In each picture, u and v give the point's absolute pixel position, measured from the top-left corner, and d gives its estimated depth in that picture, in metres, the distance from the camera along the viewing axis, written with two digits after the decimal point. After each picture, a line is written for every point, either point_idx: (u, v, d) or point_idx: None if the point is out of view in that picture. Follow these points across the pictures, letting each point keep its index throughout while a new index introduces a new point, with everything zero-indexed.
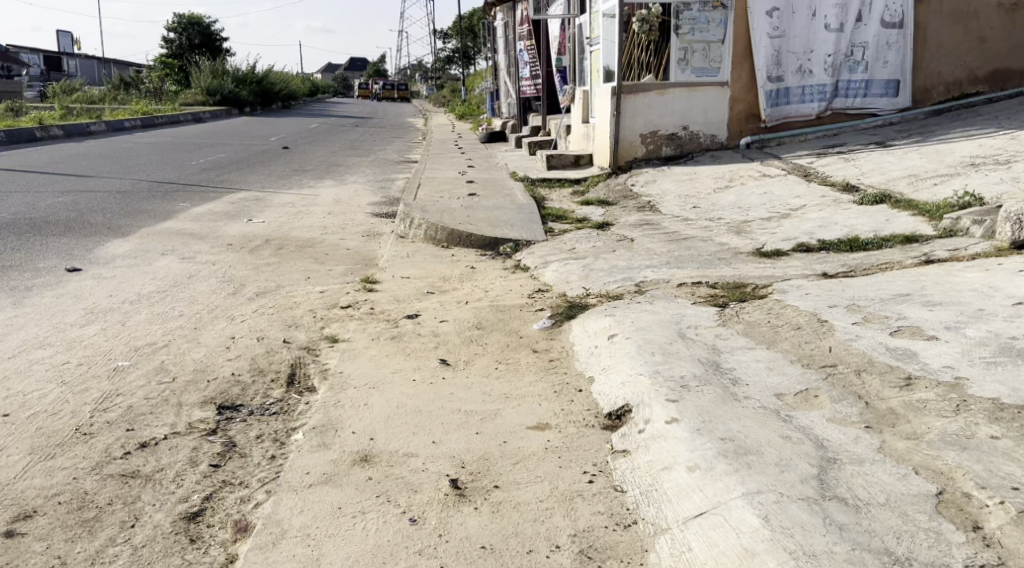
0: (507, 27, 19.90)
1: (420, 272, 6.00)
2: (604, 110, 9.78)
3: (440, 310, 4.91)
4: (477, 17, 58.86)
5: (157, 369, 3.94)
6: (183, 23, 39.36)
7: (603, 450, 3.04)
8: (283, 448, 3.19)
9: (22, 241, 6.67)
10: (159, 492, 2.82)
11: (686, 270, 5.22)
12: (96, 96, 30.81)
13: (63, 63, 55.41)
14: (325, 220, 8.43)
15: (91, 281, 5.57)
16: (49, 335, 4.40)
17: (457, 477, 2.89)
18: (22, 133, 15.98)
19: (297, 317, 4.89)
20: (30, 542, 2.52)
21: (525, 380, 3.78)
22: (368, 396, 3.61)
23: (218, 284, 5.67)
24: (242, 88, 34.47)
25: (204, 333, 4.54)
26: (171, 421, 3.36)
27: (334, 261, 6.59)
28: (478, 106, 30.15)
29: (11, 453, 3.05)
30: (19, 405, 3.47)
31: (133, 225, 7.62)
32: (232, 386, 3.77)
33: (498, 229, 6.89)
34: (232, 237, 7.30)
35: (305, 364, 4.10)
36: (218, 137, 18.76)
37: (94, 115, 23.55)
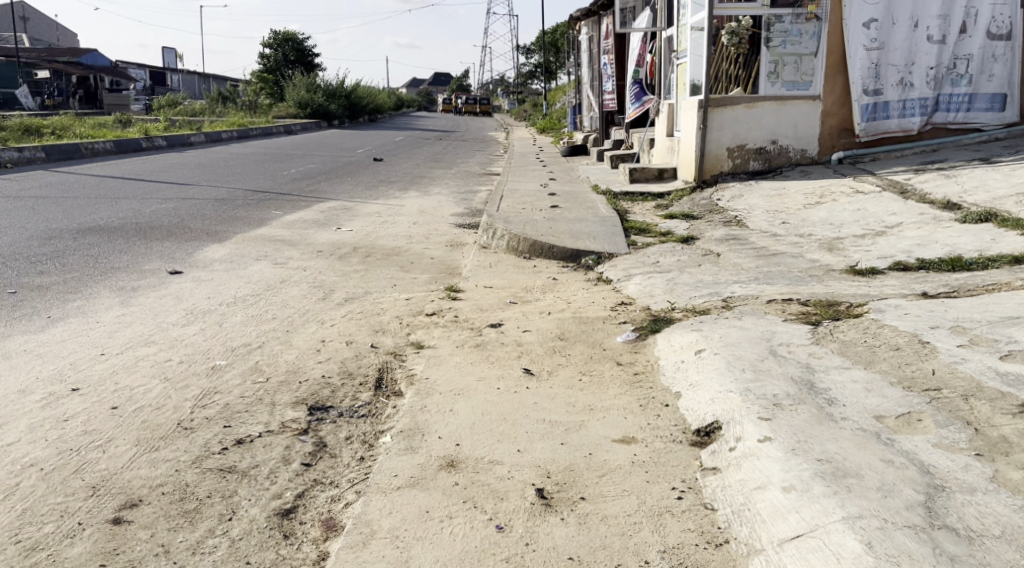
0: (591, 41, 19.89)
1: (503, 282, 6.03)
2: (689, 124, 9.68)
3: (523, 321, 4.91)
4: (560, 32, 59.10)
5: (252, 369, 4.07)
6: (280, 39, 40.92)
7: (691, 467, 2.98)
8: (371, 450, 3.24)
9: (128, 245, 7.01)
10: (255, 487, 2.91)
11: (776, 286, 5.10)
12: (196, 109, 32.25)
13: (167, 79, 58.19)
14: (410, 230, 8.57)
15: (191, 284, 5.80)
16: (152, 333, 4.61)
17: (543, 486, 2.88)
18: (129, 143, 16.83)
19: (383, 323, 4.98)
20: (136, 530, 2.63)
21: (609, 393, 3.74)
22: (454, 402, 3.64)
23: (310, 289, 5.83)
24: (332, 101, 35.50)
25: (296, 336, 4.67)
26: (265, 420, 3.46)
27: (418, 269, 6.69)
28: (559, 120, 30.20)
29: (119, 443, 3.19)
30: (126, 399, 3.63)
31: (230, 231, 7.90)
32: (322, 388, 3.86)
33: (580, 241, 6.87)
34: (322, 245, 7.50)
35: (392, 369, 4.17)
36: (309, 148, 19.35)
37: (194, 126, 24.61)
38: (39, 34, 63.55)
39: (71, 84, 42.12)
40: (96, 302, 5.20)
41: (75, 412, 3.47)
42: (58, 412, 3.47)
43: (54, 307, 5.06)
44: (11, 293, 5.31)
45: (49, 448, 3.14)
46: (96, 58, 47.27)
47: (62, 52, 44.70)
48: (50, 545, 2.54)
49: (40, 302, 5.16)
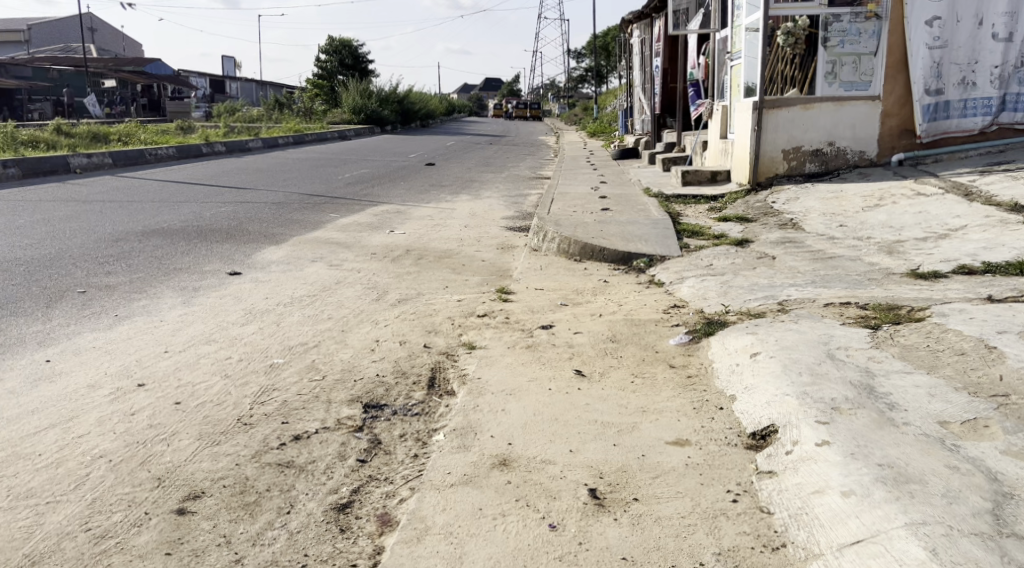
0: (643, 44, 19.78)
1: (554, 284, 6.03)
2: (743, 125, 9.56)
3: (574, 323, 4.91)
4: (611, 35, 58.95)
5: (309, 367, 4.14)
6: (336, 46, 41.75)
7: (747, 470, 2.93)
8: (425, 447, 3.28)
9: (190, 247, 7.20)
10: (312, 482, 2.96)
11: (834, 290, 5.00)
12: (254, 115, 33.00)
13: (227, 87, 59.67)
14: (462, 233, 8.63)
15: (250, 284, 5.94)
16: (213, 332, 4.72)
17: (596, 486, 2.88)
18: (191, 148, 17.30)
19: (436, 324, 5.03)
20: (199, 520, 2.69)
21: (662, 396, 3.71)
22: (505, 402, 3.65)
23: (364, 290, 5.91)
24: (385, 107, 35.96)
25: (351, 335, 4.74)
26: (322, 416, 3.53)
27: (470, 271, 6.73)
28: (610, 123, 30.07)
29: (183, 437, 3.28)
30: (189, 394, 3.73)
31: (287, 234, 8.06)
32: (377, 386, 3.91)
33: (632, 244, 6.83)
34: (376, 247, 7.60)
35: (445, 369, 4.21)
36: (362, 153, 19.65)
37: (253, 132, 25.16)
38: (106, 45, 65.72)
39: (136, 93, 43.48)
40: (160, 302, 5.35)
41: (141, 407, 3.58)
42: (125, 406, 3.58)
43: (121, 306, 5.22)
44: (80, 293, 5.50)
45: (118, 440, 3.24)
46: (160, 67, 48.72)
47: (128, 61, 46.14)
48: (119, 533, 2.62)
49: (107, 301, 5.33)
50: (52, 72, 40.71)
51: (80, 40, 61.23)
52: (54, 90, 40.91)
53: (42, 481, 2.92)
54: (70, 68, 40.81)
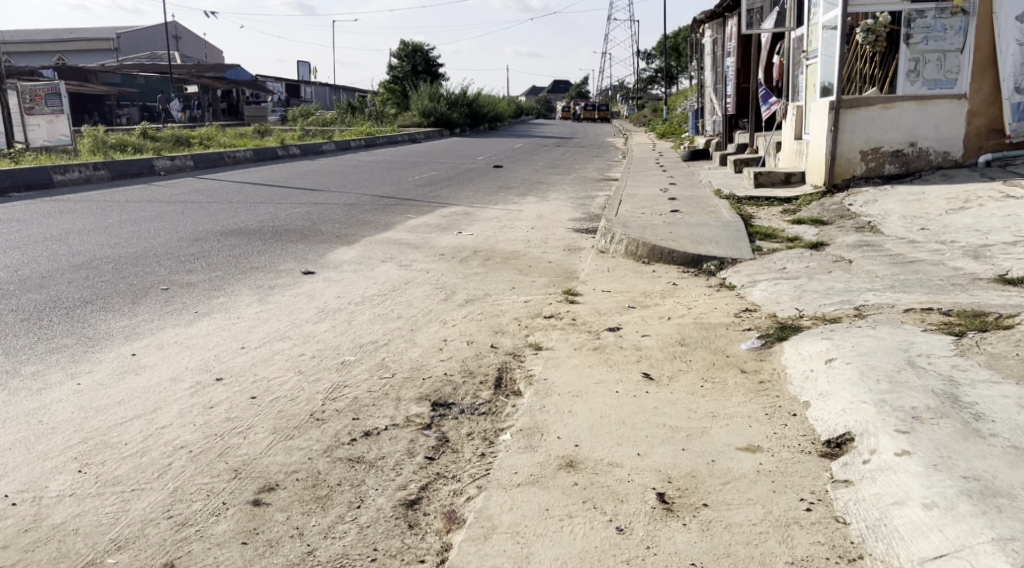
0: (715, 44, 19.50)
1: (622, 286, 5.98)
2: (819, 126, 9.30)
3: (642, 325, 4.86)
4: (683, 36, 58.18)
5: (379, 365, 4.20)
6: (408, 50, 42.52)
7: (821, 478, 2.85)
8: (492, 447, 3.29)
9: (266, 246, 7.40)
10: (381, 478, 3.00)
11: (915, 295, 4.83)
12: (328, 119, 33.78)
13: (302, 92, 61.16)
14: (529, 234, 8.63)
15: (323, 283, 6.06)
16: (287, 329, 4.84)
17: (664, 490, 2.84)
18: (267, 151, 17.79)
19: (503, 324, 5.04)
20: (273, 512, 2.76)
21: (732, 401, 3.64)
22: (572, 403, 3.64)
23: (432, 290, 5.97)
24: (454, 109, 36.31)
25: (420, 334, 4.80)
26: (391, 413, 3.57)
27: (537, 273, 6.73)
28: (680, 125, 29.73)
29: (258, 431, 3.37)
30: (264, 389, 3.83)
31: (358, 234, 8.21)
32: (445, 385, 3.95)
33: (702, 246, 6.72)
34: (444, 248, 7.67)
35: (512, 369, 4.21)
36: (433, 155, 19.88)
37: (327, 135, 25.78)
38: (191, 53, 68.22)
39: (217, 97, 44.96)
40: (237, 299, 5.51)
41: (219, 400, 3.69)
42: (205, 399, 3.70)
43: (201, 303, 5.40)
44: (163, 289, 5.70)
45: (198, 432, 3.34)
46: (239, 73, 50.30)
47: (210, 67, 47.81)
48: (198, 522, 2.70)
49: (188, 298, 5.52)
50: (139, 79, 42.52)
51: (165, 47, 63.68)
52: (142, 96, 42.74)
53: (127, 469, 3.03)
54: (156, 75, 42.51)
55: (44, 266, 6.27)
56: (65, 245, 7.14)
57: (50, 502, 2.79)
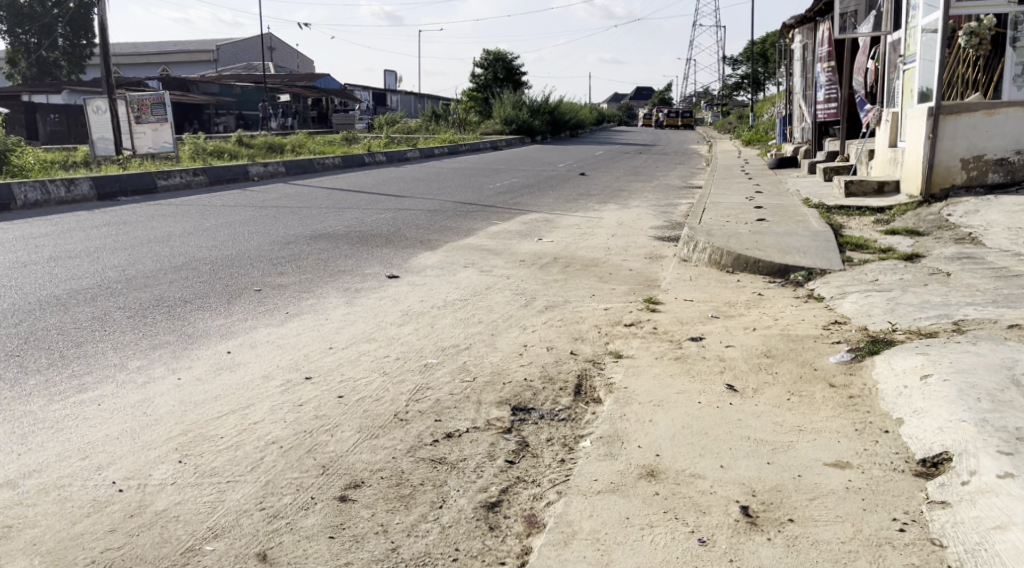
0: (804, 49, 19.03)
1: (705, 296, 5.89)
2: (916, 133, 8.96)
3: (726, 336, 4.77)
4: (771, 41, 56.82)
5: (460, 368, 4.26)
6: (491, 59, 43.06)
7: (915, 498, 2.74)
8: (572, 453, 3.29)
9: (353, 250, 7.59)
10: (463, 479, 3.04)
11: (1019, 310, 4.61)
12: (412, 126, 34.42)
13: (388, 100, 62.46)
14: (609, 242, 8.59)
15: (407, 287, 6.18)
16: (373, 330, 4.96)
17: (748, 504, 2.78)
18: (354, 158, 18.24)
19: (583, 331, 5.04)
20: (359, 508, 2.83)
21: (820, 415, 3.54)
22: (653, 412, 3.61)
23: (513, 296, 6.01)
24: (536, 117, 36.46)
25: (500, 339, 4.84)
26: (472, 416, 3.62)
27: (617, 280, 6.70)
28: (766, 132, 29.06)
29: (345, 429, 3.46)
30: (351, 389, 3.93)
31: (440, 240, 8.33)
32: (525, 390, 3.97)
33: (789, 256, 6.56)
34: (525, 254, 7.72)
35: (592, 377, 4.20)
36: (515, 163, 20.01)
37: (411, 143, 26.27)
38: (284, 63, 70.66)
39: (307, 106, 46.36)
40: (325, 302, 5.67)
41: (308, 398, 3.80)
42: (295, 397, 3.82)
43: (291, 304, 5.57)
44: (257, 291, 5.91)
45: (288, 428, 3.46)
46: (329, 82, 51.74)
47: (301, 77, 49.39)
48: (288, 515, 2.79)
49: (280, 299, 5.71)
50: (236, 89, 44.28)
51: (259, 58, 65.99)
52: (238, 105, 44.47)
53: (223, 461, 3.16)
54: (252, 84, 44.08)
55: (148, 266, 6.58)
56: (167, 247, 7.48)
57: (154, 490, 2.93)
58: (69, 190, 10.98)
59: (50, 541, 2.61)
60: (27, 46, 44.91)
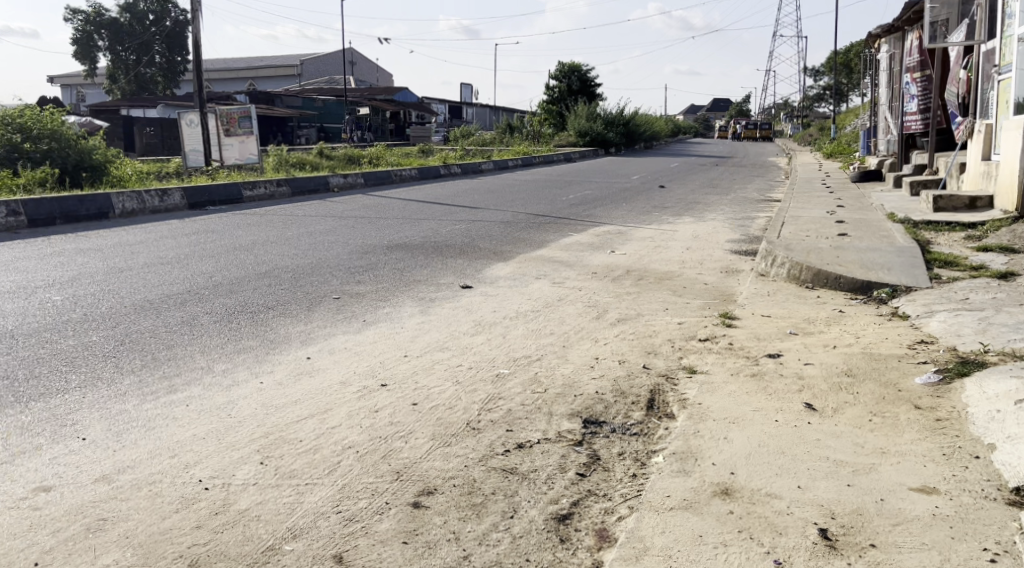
0: (891, 59, 18.44)
1: (783, 311, 5.76)
2: (1012, 145, 8.58)
3: (805, 353, 4.66)
4: (856, 50, 55.29)
5: (532, 379, 4.27)
6: (567, 71, 43.19)
7: (1008, 529, 2.62)
8: (644, 468, 3.26)
9: (428, 260, 7.71)
10: (534, 490, 3.05)
11: None
12: (487, 139, 34.77)
13: (464, 113, 63.27)
14: (684, 255, 8.49)
15: (480, 297, 6.24)
16: (447, 339, 5.02)
17: (827, 527, 2.71)
18: (431, 170, 18.54)
19: (655, 345, 4.98)
20: (432, 515, 2.86)
21: (905, 438, 3.42)
22: (728, 429, 3.54)
23: (585, 308, 6.00)
24: (611, 129, 36.36)
25: (572, 351, 4.83)
26: (543, 427, 3.62)
27: (691, 294, 6.61)
28: (850, 144, 28.26)
29: (419, 436, 3.51)
30: (424, 396, 3.99)
31: (513, 251, 8.38)
32: (597, 402, 3.95)
33: (872, 273, 6.35)
34: (597, 266, 7.69)
35: (665, 391, 4.15)
36: (589, 175, 19.99)
37: (486, 155, 26.53)
38: (364, 76, 72.48)
39: (386, 119, 47.35)
40: (401, 310, 5.76)
41: (383, 405, 3.87)
42: (370, 403, 3.89)
43: (368, 312, 5.69)
44: (336, 298, 6.06)
45: (364, 434, 3.53)
46: (407, 95, 52.76)
47: (381, 91, 50.47)
48: (363, 519, 2.84)
49: (357, 307, 5.83)
50: (318, 102, 45.59)
51: (341, 72, 67.77)
52: (320, 118, 45.76)
53: (302, 464, 3.24)
54: (333, 98, 45.30)
55: (234, 273, 6.83)
56: (252, 254, 7.74)
57: (236, 489, 3.03)
58: (162, 200, 11.46)
59: (141, 535, 2.72)
60: (126, 63, 47.22)
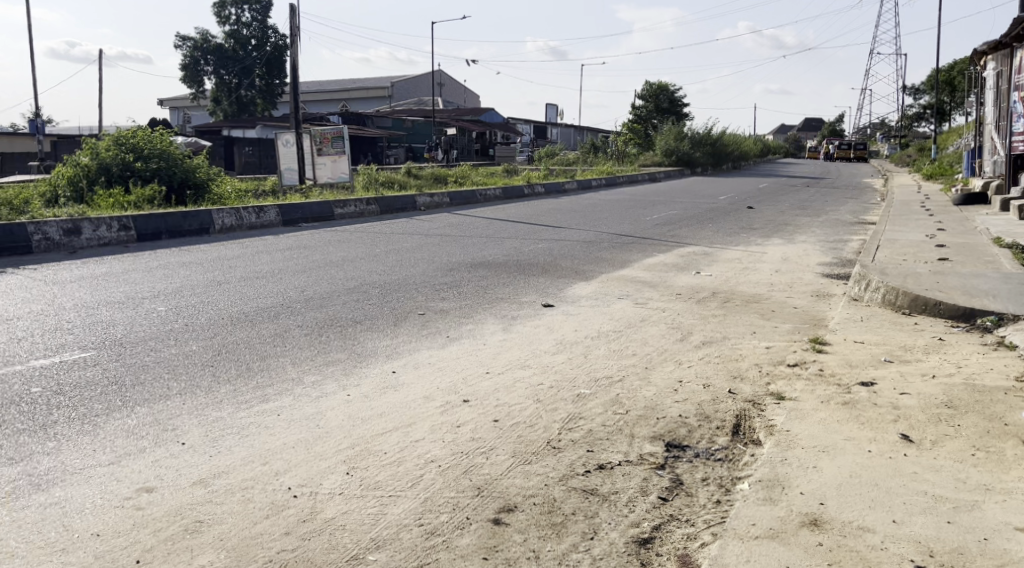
0: (998, 76, 17.61)
1: (877, 338, 5.55)
2: None
3: (901, 382, 4.47)
4: (959, 68, 53.08)
5: (614, 400, 4.23)
6: (654, 91, 43.16)
7: None
8: (728, 495, 3.19)
9: (511, 278, 7.76)
10: (614, 512, 3.02)
11: None
12: (572, 159, 34.93)
13: (550, 132, 63.67)
14: (773, 277, 8.30)
15: (562, 316, 6.25)
16: (528, 357, 5.04)
17: (925, 565, 2.59)
18: (515, 189, 18.71)
19: (742, 369, 4.88)
20: (512, 532, 2.87)
21: (1011, 475, 3.23)
22: (819, 459, 3.43)
23: (669, 329, 5.93)
24: (698, 149, 35.92)
25: (655, 373, 4.76)
26: (625, 449, 3.58)
27: (780, 318, 6.45)
28: (953, 165, 27.07)
29: (500, 453, 3.53)
30: (506, 414, 4.00)
31: (596, 270, 8.37)
32: (680, 426, 3.89)
33: (976, 299, 6.05)
34: (682, 288, 7.60)
35: (751, 417, 4.05)
36: (675, 195, 19.78)
37: (571, 174, 26.64)
38: (453, 98, 73.96)
39: (473, 139, 48.07)
40: (483, 327, 5.81)
41: (465, 420, 3.91)
42: (452, 419, 3.93)
43: (452, 328, 5.77)
44: (421, 314, 6.17)
45: (446, 448, 3.57)
46: (493, 115, 53.51)
47: (469, 112, 51.36)
48: (445, 532, 2.87)
49: (442, 323, 5.92)
50: (407, 123, 46.74)
51: (430, 93, 69.29)
52: (409, 138, 46.87)
53: (386, 476, 3.30)
54: (422, 119, 46.38)
55: (324, 288, 7.03)
56: (341, 270, 7.96)
57: (323, 498, 3.11)
58: (259, 217, 11.92)
59: (234, 538, 2.82)
60: (229, 86, 49.58)
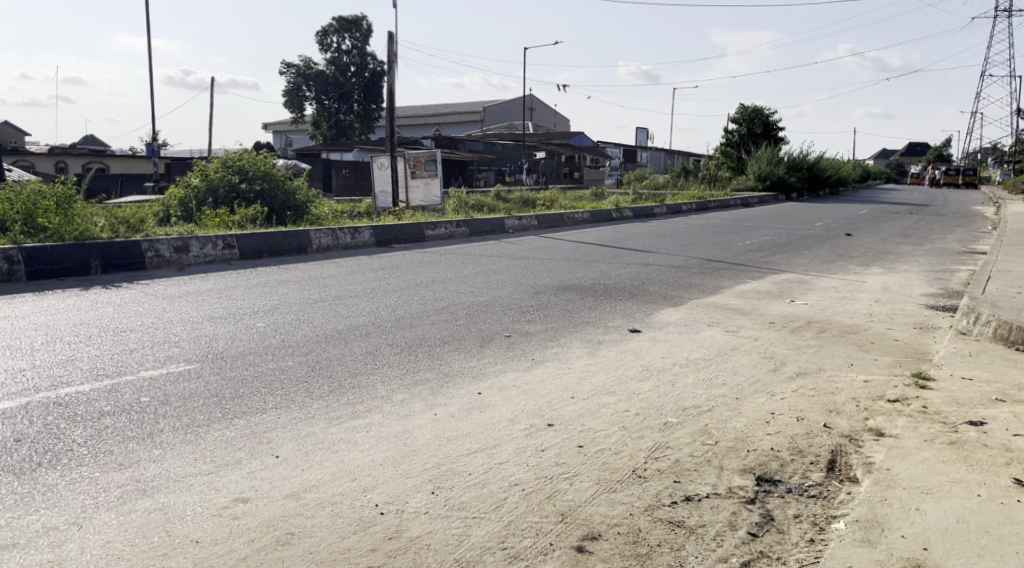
0: None
1: (987, 374, 5.25)
2: None
3: (1014, 423, 4.21)
4: None
5: (702, 430, 4.14)
6: (748, 114, 42.23)
7: None
8: (823, 534, 3.06)
9: (599, 302, 7.72)
10: (701, 546, 2.95)
11: None
12: (662, 183, 34.67)
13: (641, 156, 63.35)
14: (872, 307, 7.99)
15: (649, 342, 6.17)
16: (614, 383, 4.99)
17: None
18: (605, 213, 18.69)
19: (838, 403, 4.69)
20: (596, 561, 2.84)
21: None
22: (920, 500, 3.26)
23: (760, 359, 5.77)
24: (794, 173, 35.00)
25: (746, 404, 4.63)
26: (714, 481, 3.49)
27: (879, 350, 6.19)
28: None
29: (584, 479, 3.50)
30: (590, 440, 3.97)
31: (685, 296, 8.24)
32: (771, 460, 3.77)
33: None
34: (775, 316, 7.39)
35: (847, 453, 3.89)
36: (769, 220, 19.32)
37: (661, 199, 26.35)
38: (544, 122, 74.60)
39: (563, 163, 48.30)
40: (569, 351, 5.80)
41: (549, 444, 3.90)
42: (537, 442, 3.93)
43: (538, 351, 5.77)
44: (507, 336, 6.19)
45: (530, 472, 3.56)
46: (584, 140, 53.60)
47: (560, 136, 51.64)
48: (528, 558, 2.86)
49: (528, 345, 5.93)
50: (498, 147, 47.37)
51: (522, 118, 70.09)
52: (499, 162, 47.48)
53: (470, 497, 3.32)
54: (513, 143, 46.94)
55: (414, 308, 7.16)
56: (431, 291, 8.09)
57: (409, 517, 3.15)
58: (354, 237, 12.27)
59: (323, 551, 2.89)
60: (329, 111, 51.37)
